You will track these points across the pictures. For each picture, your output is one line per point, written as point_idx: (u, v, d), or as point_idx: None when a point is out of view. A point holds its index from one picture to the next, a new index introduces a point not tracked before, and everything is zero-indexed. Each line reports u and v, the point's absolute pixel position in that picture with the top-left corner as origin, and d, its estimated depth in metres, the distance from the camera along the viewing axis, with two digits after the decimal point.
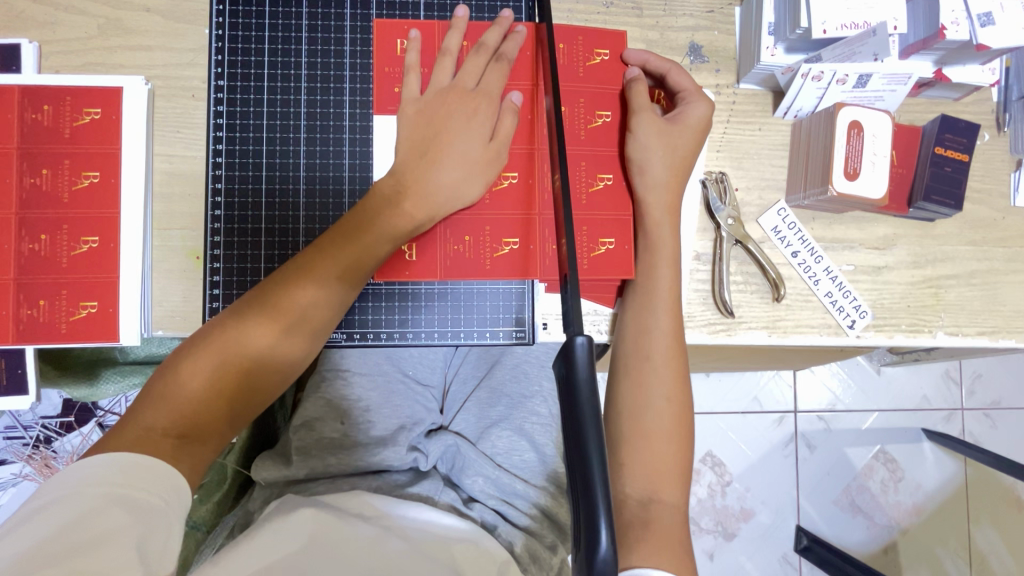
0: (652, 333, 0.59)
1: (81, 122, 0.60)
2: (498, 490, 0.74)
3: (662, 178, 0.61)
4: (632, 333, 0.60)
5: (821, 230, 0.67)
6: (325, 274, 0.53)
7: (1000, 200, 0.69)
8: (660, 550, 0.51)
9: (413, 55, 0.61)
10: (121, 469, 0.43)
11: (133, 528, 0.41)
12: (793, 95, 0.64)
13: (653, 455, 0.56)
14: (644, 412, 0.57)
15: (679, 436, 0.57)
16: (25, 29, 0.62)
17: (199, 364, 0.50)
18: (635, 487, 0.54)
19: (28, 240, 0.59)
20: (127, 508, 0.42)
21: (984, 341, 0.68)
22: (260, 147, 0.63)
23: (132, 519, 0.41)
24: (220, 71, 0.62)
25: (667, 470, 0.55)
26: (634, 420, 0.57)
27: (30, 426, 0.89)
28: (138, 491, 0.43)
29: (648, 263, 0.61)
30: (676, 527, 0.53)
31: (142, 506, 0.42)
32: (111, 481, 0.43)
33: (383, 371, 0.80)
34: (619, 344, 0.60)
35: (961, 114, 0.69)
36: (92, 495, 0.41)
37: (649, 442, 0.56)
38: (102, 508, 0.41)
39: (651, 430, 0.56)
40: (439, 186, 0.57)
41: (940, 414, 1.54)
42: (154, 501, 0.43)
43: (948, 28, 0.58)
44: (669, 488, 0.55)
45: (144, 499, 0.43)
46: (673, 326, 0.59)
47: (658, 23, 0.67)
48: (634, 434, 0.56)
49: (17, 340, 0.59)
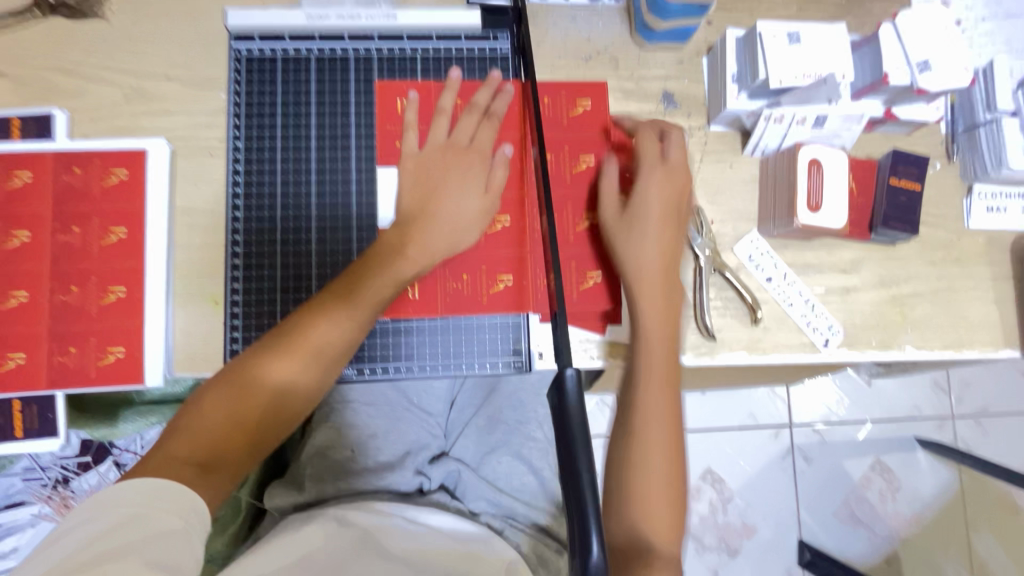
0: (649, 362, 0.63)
1: (109, 182, 0.66)
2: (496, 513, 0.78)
3: (649, 231, 0.65)
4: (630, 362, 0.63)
5: (792, 256, 0.73)
6: (337, 315, 0.59)
7: (955, 223, 0.75)
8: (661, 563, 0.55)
9: (411, 113, 0.68)
10: (144, 493, 0.46)
11: (154, 541, 0.42)
12: (758, 135, 0.70)
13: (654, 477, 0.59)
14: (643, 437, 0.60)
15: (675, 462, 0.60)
16: (58, 100, 0.68)
17: (225, 397, 0.55)
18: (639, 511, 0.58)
19: (60, 292, 0.64)
20: (146, 526, 0.43)
21: (950, 353, 0.74)
22: (274, 200, 0.68)
23: (151, 535, 0.43)
24: (238, 133, 0.69)
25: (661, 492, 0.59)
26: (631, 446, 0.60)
27: (48, 468, 0.91)
28: (158, 511, 0.45)
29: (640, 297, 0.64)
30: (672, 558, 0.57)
31: (160, 523, 0.44)
32: (131, 503, 0.45)
33: (390, 400, 0.85)
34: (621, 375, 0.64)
35: (913, 146, 0.75)
36: (113, 513, 0.44)
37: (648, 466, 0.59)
38: (124, 525, 0.43)
39: (653, 458, 0.59)
40: (438, 232, 0.62)
41: (932, 422, 1.58)
42: (173, 520, 0.45)
43: (891, 75, 0.65)
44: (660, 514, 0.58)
45: (162, 518, 0.45)
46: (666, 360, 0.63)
47: (633, 73, 0.74)
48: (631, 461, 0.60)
49: (50, 385, 0.63)
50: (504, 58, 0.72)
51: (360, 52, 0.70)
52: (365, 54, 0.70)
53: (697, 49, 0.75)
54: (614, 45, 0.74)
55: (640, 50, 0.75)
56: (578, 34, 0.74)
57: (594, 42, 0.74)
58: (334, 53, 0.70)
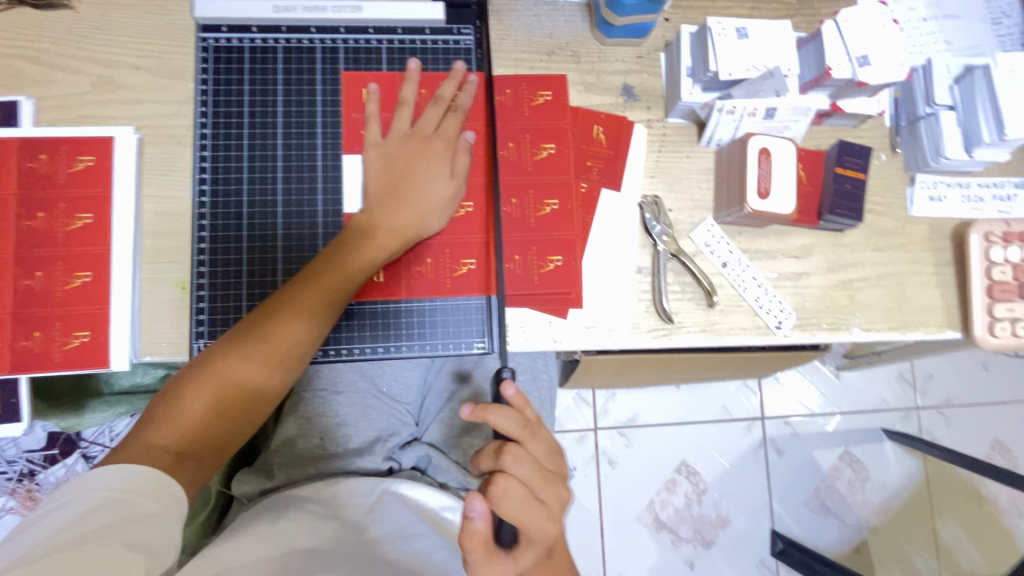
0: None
1: (75, 168, 0.66)
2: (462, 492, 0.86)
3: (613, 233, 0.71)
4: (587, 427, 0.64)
5: (746, 242, 0.76)
6: (306, 306, 0.60)
7: (899, 211, 0.79)
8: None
9: (372, 105, 0.69)
10: (122, 479, 0.49)
11: (131, 526, 0.45)
12: (712, 127, 0.74)
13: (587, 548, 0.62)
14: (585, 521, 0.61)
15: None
16: (24, 88, 0.69)
17: (201, 385, 0.57)
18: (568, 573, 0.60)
19: (24, 277, 0.64)
20: (124, 511, 0.46)
21: (896, 335, 0.77)
22: (241, 186, 0.69)
23: (128, 518, 0.46)
24: (205, 121, 0.70)
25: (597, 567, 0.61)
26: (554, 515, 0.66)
27: (14, 460, 0.90)
28: (135, 495, 0.48)
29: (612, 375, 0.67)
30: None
31: (137, 508, 0.47)
32: (107, 487, 0.47)
33: (360, 388, 0.87)
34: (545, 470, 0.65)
35: (859, 138, 0.80)
36: (91, 497, 0.46)
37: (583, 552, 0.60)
38: (101, 509, 0.45)
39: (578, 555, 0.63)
40: (405, 221, 0.64)
41: (897, 413, 1.64)
42: (151, 505, 0.48)
43: (833, 68, 0.69)
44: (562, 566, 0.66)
45: (140, 503, 0.48)
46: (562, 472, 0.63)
47: (594, 67, 0.77)
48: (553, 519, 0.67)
49: (12, 370, 0.63)
50: (468, 50, 0.74)
51: (327, 43, 0.72)
52: (332, 45, 0.72)
53: (655, 45, 0.78)
54: (576, 40, 0.77)
55: (600, 45, 0.78)
56: (542, 29, 0.76)
57: (556, 37, 0.77)
58: (301, 43, 0.72)
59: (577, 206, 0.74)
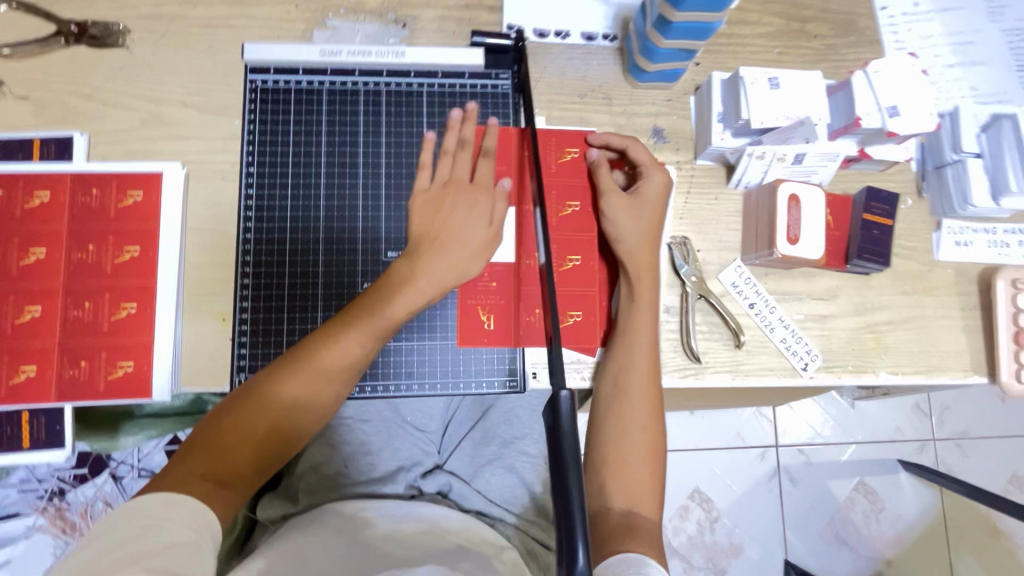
0: (632, 371, 0.67)
1: (125, 202, 0.69)
2: (483, 519, 0.86)
3: (634, 234, 0.70)
4: (615, 368, 0.68)
5: (773, 284, 0.77)
6: (350, 342, 0.62)
7: (925, 255, 0.80)
8: (642, 541, 0.56)
9: (428, 154, 0.72)
10: (157, 505, 0.49)
11: (162, 553, 0.46)
12: (742, 171, 0.75)
13: (632, 475, 0.62)
14: (622, 448, 0.63)
15: (654, 459, 0.63)
16: (78, 123, 0.71)
17: (248, 411, 0.58)
18: (618, 501, 0.61)
19: (73, 307, 0.66)
20: (157, 538, 0.47)
21: (922, 379, 0.78)
22: (284, 223, 0.71)
23: (160, 546, 0.46)
24: (251, 160, 0.72)
25: (644, 490, 0.62)
26: (614, 436, 0.64)
27: (45, 479, 0.92)
28: (168, 523, 0.48)
29: (628, 331, 0.69)
30: (657, 536, 0.58)
31: (170, 535, 0.48)
32: (141, 515, 0.48)
33: (386, 417, 0.90)
34: (601, 383, 0.69)
35: (886, 182, 0.81)
36: (130, 523, 0.47)
37: (620, 479, 0.62)
38: (136, 536, 0.46)
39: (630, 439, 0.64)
40: (446, 267, 0.66)
41: (913, 444, 1.62)
42: (184, 533, 0.48)
43: (863, 118, 0.70)
44: (646, 502, 0.61)
45: (171, 530, 0.48)
46: (651, 372, 0.67)
47: (625, 110, 0.79)
48: (614, 451, 0.63)
49: (58, 398, 0.65)
50: (505, 94, 0.76)
51: (369, 86, 0.75)
52: (374, 87, 0.75)
53: (685, 88, 0.80)
54: (608, 83, 0.79)
55: (632, 88, 0.80)
56: (574, 72, 0.79)
57: (588, 80, 0.79)
58: (344, 86, 0.74)
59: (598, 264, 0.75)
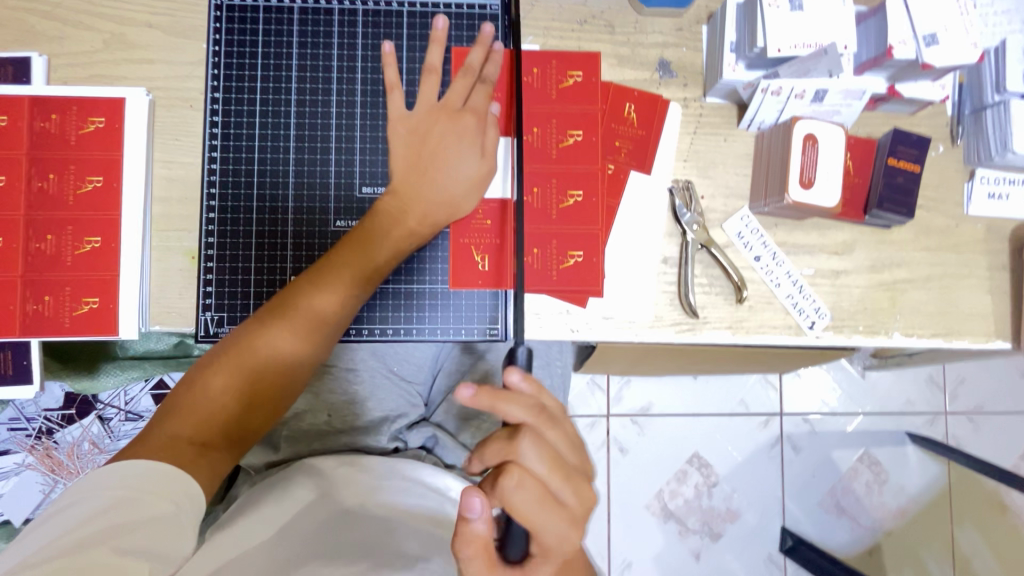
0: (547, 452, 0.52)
1: (87, 129, 0.65)
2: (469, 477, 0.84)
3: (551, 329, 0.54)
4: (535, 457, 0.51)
5: (783, 236, 0.71)
6: (296, 316, 0.58)
7: (954, 208, 0.73)
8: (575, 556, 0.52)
9: (392, 73, 0.66)
10: (129, 475, 0.47)
11: (136, 530, 0.44)
12: (755, 109, 0.68)
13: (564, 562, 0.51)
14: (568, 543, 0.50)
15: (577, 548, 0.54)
16: (36, 44, 0.66)
17: (209, 382, 0.56)
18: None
19: (35, 240, 0.63)
20: (132, 511, 0.45)
21: (938, 342, 0.72)
22: (252, 155, 0.67)
23: (134, 521, 0.44)
24: (216, 85, 0.67)
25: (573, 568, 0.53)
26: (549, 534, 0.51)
27: (33, 418, 0.93)
28: (144, 493, 0.47)
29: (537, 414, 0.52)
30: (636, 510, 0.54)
31: (147, 506, 0.46)
32: (115, 486, 0.46)
33: (371, 365, 0.87)
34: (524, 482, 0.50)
35: (916, 127, 0.73)
36: (105, 495, 0.45)
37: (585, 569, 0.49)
38: (109, 508, 0.44)
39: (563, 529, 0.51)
40: (434, 202, 0.63)
41: (924, 417, 1.57)
42: (163, 506, 0.47)
43: (896, 47, 0.62)
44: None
45: (147, 501, 0.46)
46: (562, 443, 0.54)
47: (629, 39, 0.72)
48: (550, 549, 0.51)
49: (23, 333, 0.63)
50: (494, 17, 0.69)
51: (345, 5, 0.68)
52: (350, 7, 0.68)
53: (697, 16, 0.72)
54: (611, 9, 0.72)
55: (637, 16, 0.72)
56: None
57: (590, 5, 0.71)
58: (318, 5, 0.68)
59: (600, 202, 0.69)
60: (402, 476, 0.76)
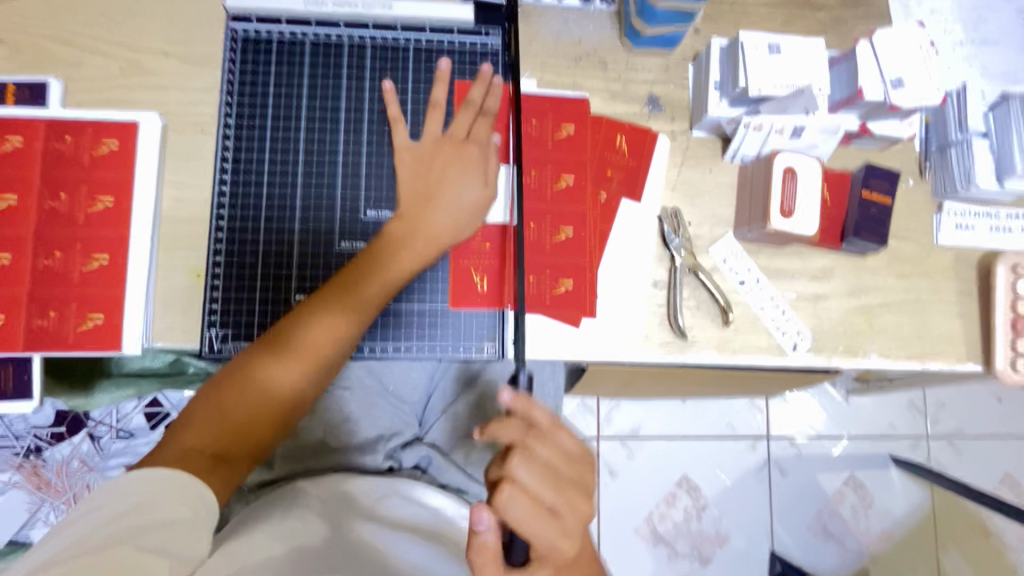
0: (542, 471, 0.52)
1: (99, 150, 0.67)
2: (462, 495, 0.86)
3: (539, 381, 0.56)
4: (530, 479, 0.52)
5: (765, 261, 0.75)
6: (295, 349, 0.60)
7: (924, 237, 0.78)
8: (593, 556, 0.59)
9: (395, 107, 0.70)
10: (146, 480, 0.49)
11: (155, 532, 0.45)
12: (738, 141, 0.73)
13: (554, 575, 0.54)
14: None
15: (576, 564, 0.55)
16: (54, 69, 0.69)
17: (220, 397, 0.58)
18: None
19: (43, 256, 0.65)
20: (148, 516, 0.46)
21: (913, 364, 0.76)
22: (261, 177, 0.69)
23: (150, 523, 0.46)
24: (229, 110, 0.70)
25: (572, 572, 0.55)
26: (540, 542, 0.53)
27: (21, 436, 0.92)
28: (159, 498, 0.48)
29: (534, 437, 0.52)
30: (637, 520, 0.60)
31: (162, 511, 0.47)
32: (133, 489, 0.48)
33: (367, 385, 0.87)
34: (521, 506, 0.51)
35: (888, 161, 0.78)
36: (124, 497, 0.47)
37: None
38: (127, 513, 0.46)
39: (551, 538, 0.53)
40: (439, 227, 0.66)
41: (906, 441, 1.60)
42: (178, 509, 0.48)
43: (865, 89, 0.67)
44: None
45: (161, 505, 0.48)
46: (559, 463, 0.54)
47: (620, 76, 0.76)
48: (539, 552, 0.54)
49: (26, 347, 0.63)
50: (495, 53, 0.74)
51: (354, 39, 0.72)
52: (359, 40, 0.72)
53: (683, 56, 0.77)
54: (604, 48, 0.76)
55: (628, 54, 0.77)
56: (569, 35, 0.76)
57: (584, 44, 0.76)
58: (329, 38, 0.72)
59: (590, 232, 0.73)
60: (400, 494, 0.76)
